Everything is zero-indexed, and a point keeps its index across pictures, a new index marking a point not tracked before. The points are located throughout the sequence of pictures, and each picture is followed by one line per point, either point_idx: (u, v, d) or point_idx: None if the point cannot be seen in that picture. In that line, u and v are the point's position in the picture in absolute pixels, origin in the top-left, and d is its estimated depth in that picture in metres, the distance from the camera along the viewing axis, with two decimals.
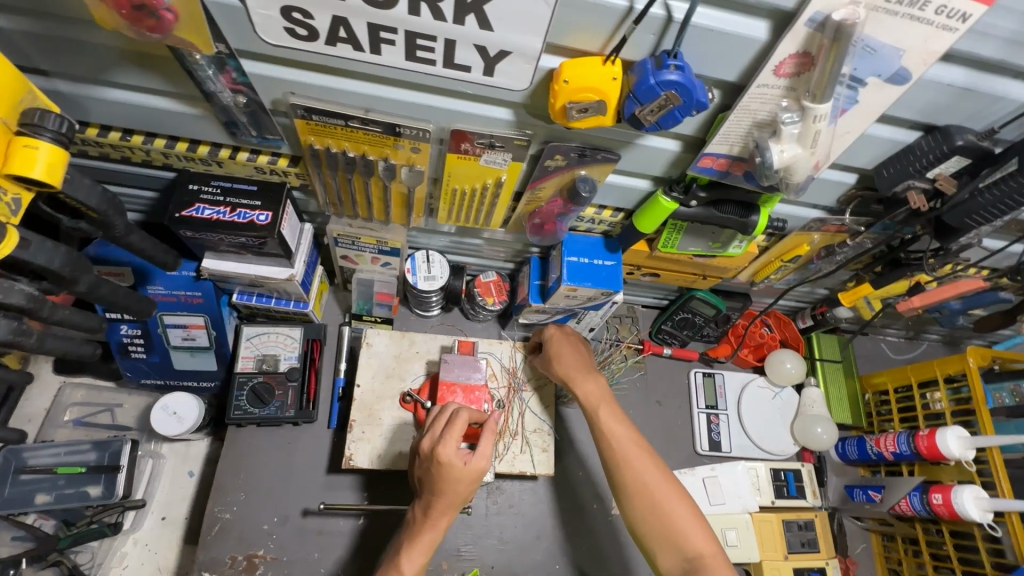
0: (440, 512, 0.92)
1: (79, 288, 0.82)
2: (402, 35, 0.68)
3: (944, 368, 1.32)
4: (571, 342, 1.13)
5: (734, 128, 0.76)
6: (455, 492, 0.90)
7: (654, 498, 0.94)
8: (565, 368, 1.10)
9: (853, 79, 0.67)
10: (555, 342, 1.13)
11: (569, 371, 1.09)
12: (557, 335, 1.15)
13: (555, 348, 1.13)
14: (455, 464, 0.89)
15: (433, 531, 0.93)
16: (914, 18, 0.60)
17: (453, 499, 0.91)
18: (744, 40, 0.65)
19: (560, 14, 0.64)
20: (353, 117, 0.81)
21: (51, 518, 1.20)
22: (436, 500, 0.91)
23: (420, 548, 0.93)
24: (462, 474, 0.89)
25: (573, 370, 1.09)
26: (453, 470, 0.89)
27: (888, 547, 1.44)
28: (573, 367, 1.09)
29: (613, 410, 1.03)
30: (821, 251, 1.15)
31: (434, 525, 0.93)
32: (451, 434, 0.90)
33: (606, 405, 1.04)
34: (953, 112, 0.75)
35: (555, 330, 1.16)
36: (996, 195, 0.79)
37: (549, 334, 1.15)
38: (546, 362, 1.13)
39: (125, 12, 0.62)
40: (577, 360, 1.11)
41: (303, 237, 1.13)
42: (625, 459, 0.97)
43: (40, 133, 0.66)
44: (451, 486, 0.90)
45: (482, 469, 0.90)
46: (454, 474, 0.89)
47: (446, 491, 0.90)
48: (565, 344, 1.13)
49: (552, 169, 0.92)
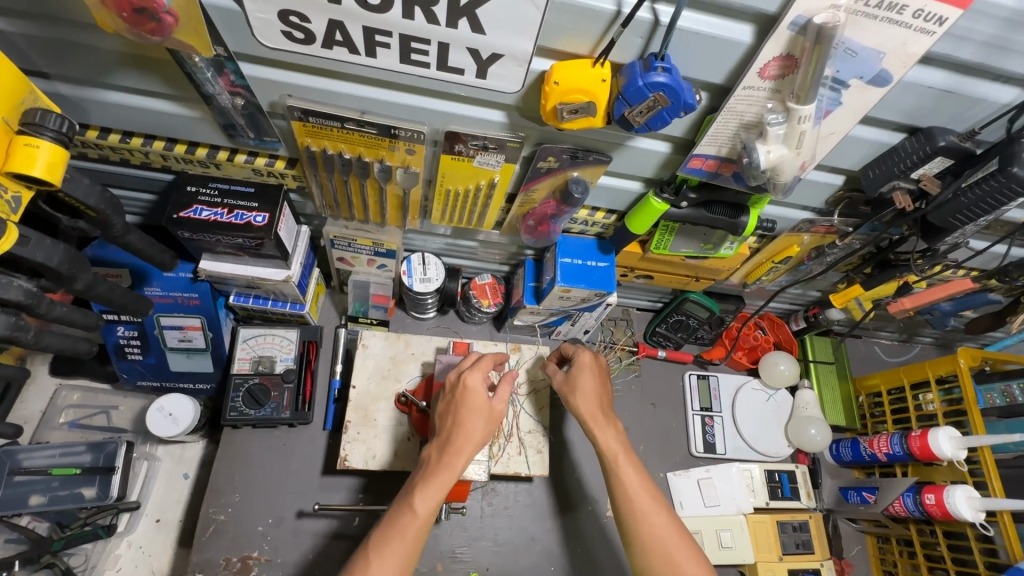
0: (461, 448, 0.90)
1: (76, 287, 0.83)
2: (396, 39, 0.69)
3: (936, 369, 1.34)
4: (596, 373, 1.08)
5: (722, 129, 0.78)
6: (475, 425, 0.91)
7: (669, 556, 0.90)
8: (585, 401, 1.05)
9: (835, 81, 0.69)
10: (580, 369, 1.08)
11: (589, 408, 1.04)
12: (587, 361, 1.09)
13: (577, 379, 1.07)
14: (480, 391, 0.93)
15: (450, 473, 0.88)
16: (892, 21, 0.62)
17: (471, 434, 0.90)
18: (729, 43, 0.67)
19: (550, 18, 0.66)
20: (349, 119, 0.83)
21: (44, 520, 1.19)
22: (457, 429, 0.91)
23: (436, 489, 0.87)
24: (486, 406, 0.93)
25: (594, 410, 1.04)
26: (477, 398, 0.93)
27: (884, 548, 1.43)
28: (594, 404, 1.05)
29: (632, 464, 0.98)
30: (811, 252, 1.16)
31: (450, 466, 0.88)
32: (479, 367, 0.96)
33: (625, 459, 0.98)
34: (936, 114, 0.77)
35: (587, 355, 1.10)
36: (977, 194, 0.80)
37: (580, 357, 1.10)
38: (566, 389, 1.07)
39: (127, 15, 0.64)
40: (599, 397, 1.06)
41: (300, 239, 1.14)
42: (643, 516, 0.93)
43: (40, 132, 0.68)
44: (473, 418, 0.91)
45: (500, 411, 0.94)
46: (478, 403, 0.92)
47: (468, 422, 0.91)
48: (589, 375, 1.08)
49: (545, 171, 0.93)
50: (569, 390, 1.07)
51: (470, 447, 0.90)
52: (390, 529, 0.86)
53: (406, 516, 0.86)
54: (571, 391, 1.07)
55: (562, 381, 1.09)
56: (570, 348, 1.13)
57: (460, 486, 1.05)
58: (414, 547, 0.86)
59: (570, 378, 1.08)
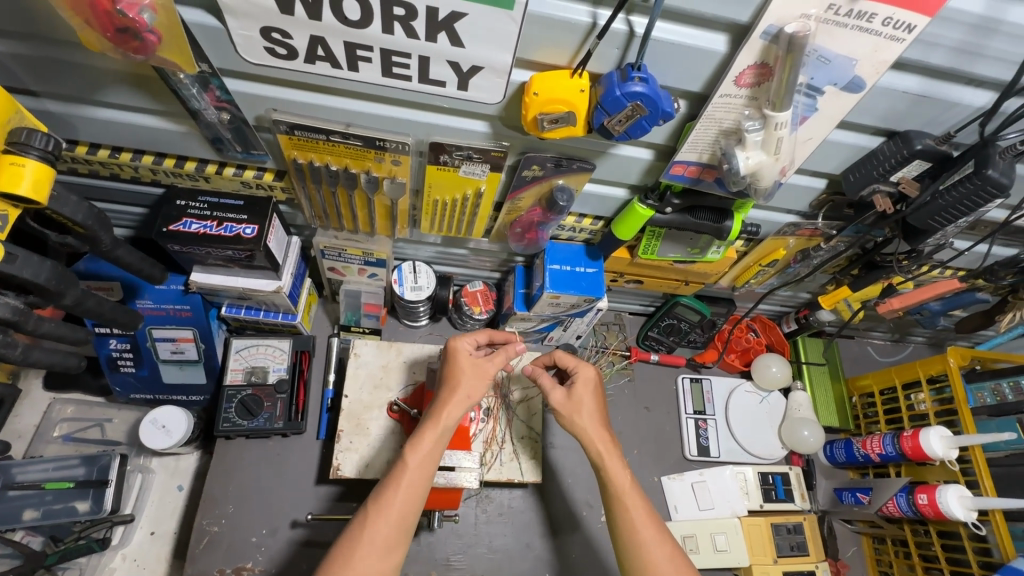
0: (448, 399, 0.92)
1: (65, 302, 0.84)
2: (377, 53, 0.70)
3: (926, 369, 1.35)
4: (597, 392, 1.01)
5: (702, 136, 0.79)
6: (463, 381, 0.94)
7: None
8: (589, 423, 0.97)
9: (810, 88, 0.71)
10: (581, 388, 1.00)
11: (592, 432, 0.97)
12: (590, 377, 1.01)
13: (577, 394, 0.99)
14: (468, 352, 0.96)
15: (441, 424, 0.90)
16: (862, 29, 0.63)
17: (462, 390, 0.93)
18: (704, 53, 0.68)
19: (527, 31, 0.67)
20: (334, 132, 0.84)
21: (38, 535, 1.18)
22: (446, 385, 0.94)
23: (427, 438, 0.89)
24: (472, 364, 0.95)
25: (601, 439, 0.96)
26: (463, 356, 0.96)
27: (879, 549, 1.43)
28: (597, 427, 0.97)
29: (642, 498, 0.93)
30: (798, 255, 1.18)
31: (438, 415, 0.91)
32: (468, 334, 1.00)
33: (633, 495, 0.93)
34: (912, 118, 0.78)
35: (590, 371, 1.02)
36: (956, 196, 0.82)
37: (582, 373, 1.01)
38: (567, 407, 0.99)
39: (111, 36, 0.65)
40: (601, 419, 0.99)
41: (290, 250, 1.15)
42: (650, 561, 0.88)
43: (27, 151, 0.69)
44: (461, 375, 0.94)
45: (490, 371, 0.96)
46: (464, 361, 0.95)
47: (456, 379, 0.94)
48: (590, 395, 1.00)
49: (530, 179, 0.94)
50: (571, 411, 0.98)
51: (458, 399, 0.92)
52: (385, 489, 0.86)
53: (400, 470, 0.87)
54: (573, 412, 0.98)
55: (562, 399, 1.00)
56: (569, 361, 1.03)
57: (448, 494, 1.02)
58: (409, 502, 0.86)
59: (571, 397, 0.99)
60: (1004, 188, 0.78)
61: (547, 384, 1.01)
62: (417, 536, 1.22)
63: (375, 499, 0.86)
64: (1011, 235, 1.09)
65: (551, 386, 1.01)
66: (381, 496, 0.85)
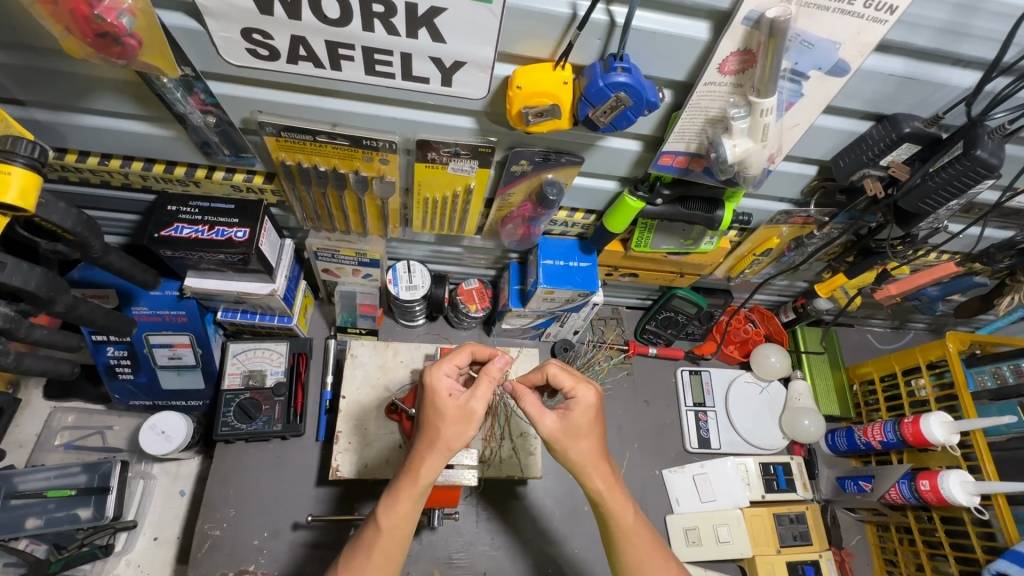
0: (425, 454, 0.82)
1: (57, 309, 0.85)
2: (359, 51, 0.70)
3: (925, 355, 1.34)
4: (596, 417, 0.86)
5: (688, 125, 0.79)
6: (441, 433, 0.81)
7: None
8: (586, 454, 0.86)
9: (794, 73, 0.70)
10: (579, 415, 0.85)
11: (591, 464, 0.86)
12: (590, 401, 0.86)
13: (574, 421, 0.85)
14: (447, 394, 0.82)
15: (418, 484, 0.82)
16: (844, 11, 0.63)
17: (439, 442, 0.81)
18: (686, 40, 0.68)
19: (508, 24, 0.67)
20: (320, 132, 0.84)
21: (41, 543, 1.20)
22: (423, 435, 0.82)
23: (402, 501, 0.81)
24: (450, 410, 0.81)
25: (600, 474, 0.87)
26: (443, 397, 0.81)
27: (884, 537, 1.42)
28: (595, 457, 0.86)
29: (646, 534, 0.89)
30: (791, 243, 1.17)
31: (417, 471, 0.82)
32: (446, 363, 0.85)
33: (638, 535, 0.89)
34: (900, 100, 0.77)
35: (591, 393, 0.86)
36: (943, 178, 0.82)
37: (581, 396, 0.86)
38: (558, 433, 0.85)
39: (92, 41, 0.65)
40: (598, 447, 0.87)
41: (284, 252, 1.15)
42: None
43: (12, 159, 0.69)
44: (438, 424, 0.81)
45: (477, 415, 0.81)
46: (441, 405, 0.81)
47: (433, 429, 0.81)
48: (589, 421, 0.86)
49: (519, 174, 0.94)
50: (565, 442, 0.85)
51: (435, 453, 0.81)
52: (358, 551, 0.82)
53: (373, 530, 0.82)
54: (570, 441, 0.85)
55: (555, 428, 0.85)
56: (564, 380, 0.87)
57: (449, 490, 1.03)
58: (382, 563, 0.81)
59: (568, 425, 0.85)
60: (994, 168, 0.78)
61: (535, 410, 0.86)
62: (419, 535, 1.22)
63: (345, 562, 0.82)
64: (1005, 217, 1.09)
65: (541, 412, 0.85)
66: (353, 561, 0.81)
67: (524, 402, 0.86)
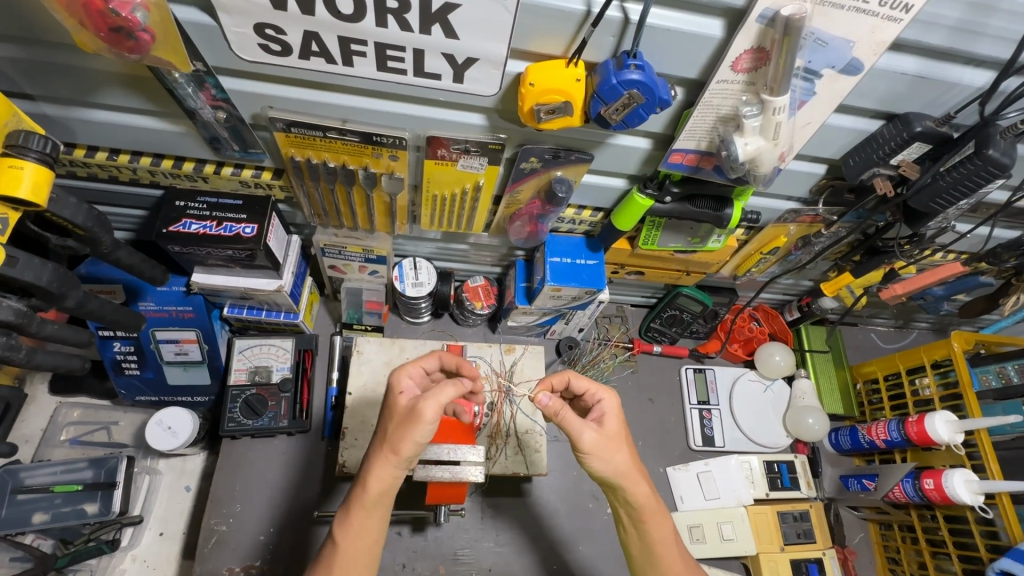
0: (374, 462, 0.81)
1: (67, 304, 0.85)
2: (371, 47, 0.70)
3: (930, 354, 1.33)
4: (624, 422, 0.87)
5: (700, 123, 0.79)
6: (390, 437, 0.80)
7: None
8: (629, 461, 0.84)
9: (808, 71, 0.70)
10: (611, 421, 0.86)
11: (635, 472, 0.85)
12: (615, 407, 0.88)
13: (613, 423, 0.86)
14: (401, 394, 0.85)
15: (368, 493, 0.81)
16: (859, 10, 0.63)
17: (393, 445, 0.80)
18: (700, 38, 0.68)
19: (522, 22, 0.67)
20: (331, 128, 0.84)
21: (47, 538, 1.21)
22: (377, 447, 0.82)
23: (355, 513, 0.82)
24: (401, 408, 0.82)
25: (645, 479, 0.86)
26: (397, 397, 0.84)
27: (887, 535, 1.42)
28: (633, 464, 0.85)
29: (677, 548, 0.91)
30: (798, 242, 1.18)
31: (369, 482, 0.81)
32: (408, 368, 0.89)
33: (674, 546, 0.90)
34: (912, 99, 0.77)
35: (615, 398, 0.88)
36: (955, 178, 0.83)
37: (607, 401, 0.88)
38: (602, 441, 0.83)
39: (105, 36, 0.65)
40: (633, 454, 0.87)
41: (291, 248, 1.15)
42: None
43: (25, 154, 0.69)
44: (390, 426, 0.82)
45: (425, 415, 0.78)
46: (394, 408, 0.83)
47: (385, 433, 0.82)
48: (620, 425, 0.86)
49: (529, 171, 0.94)
50: (606, 449, 0.83)
51: (384, 457, 0.80)
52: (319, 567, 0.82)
53: (331, 546, 0.83)
54: (611, 449, 0.83)
55: (596, 438, 0.82)
56: (586, 386, 0.90)
57: (456, 487, 1.02)
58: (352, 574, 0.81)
59: (605, 432, 0.84)
60: (1005, 167, 0.79)
61: (576, 421, 0.82)
62: (425, 531, 1.22)
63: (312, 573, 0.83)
64: (1012, 217, 1.09)
65: (581, 425, 0.82)
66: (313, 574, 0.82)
67: (564, 413, 0.82)
